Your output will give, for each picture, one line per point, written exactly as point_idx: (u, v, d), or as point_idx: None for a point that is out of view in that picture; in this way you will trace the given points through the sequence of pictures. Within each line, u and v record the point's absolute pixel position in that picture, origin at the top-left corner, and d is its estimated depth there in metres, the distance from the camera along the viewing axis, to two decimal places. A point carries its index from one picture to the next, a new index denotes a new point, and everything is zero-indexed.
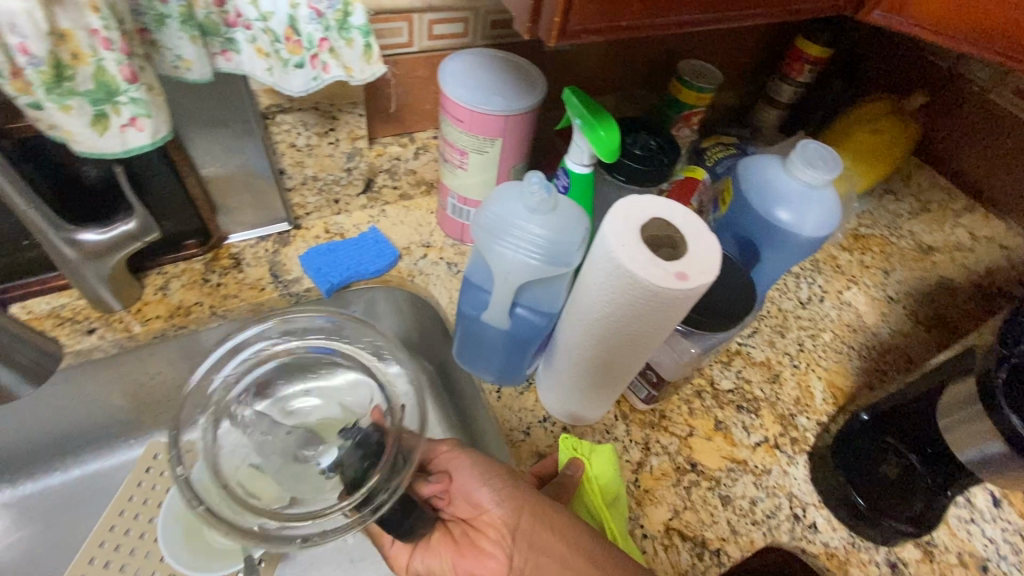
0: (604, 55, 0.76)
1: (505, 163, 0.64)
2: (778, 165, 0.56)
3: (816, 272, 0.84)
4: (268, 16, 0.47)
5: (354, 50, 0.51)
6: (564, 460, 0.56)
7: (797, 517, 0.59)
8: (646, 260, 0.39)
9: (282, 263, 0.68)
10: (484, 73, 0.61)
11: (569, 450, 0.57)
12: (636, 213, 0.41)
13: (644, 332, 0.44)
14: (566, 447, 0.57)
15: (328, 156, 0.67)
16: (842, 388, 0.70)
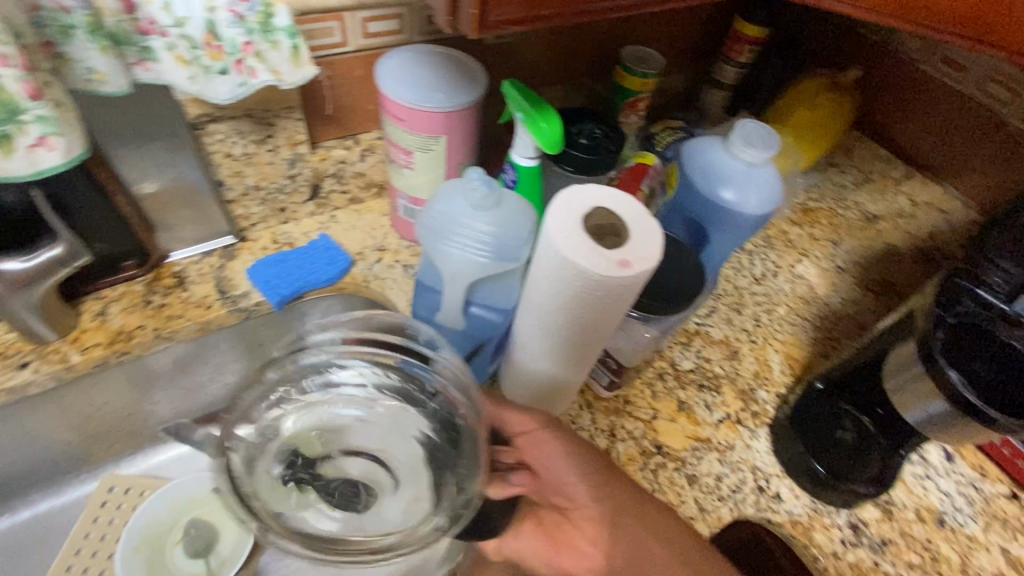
0: (547, 45, 0.76)
1: (452, 160, 0.63)
2: (719, 146, 0.57)
3: (769, 248, 0.86)
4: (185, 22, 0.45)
5: (282, 53, 0.49)
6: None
7: (761, 489, 0.60)
8: (590, 249, 0.39)
9: (228, 277, 0.66)
10: (423, 69, 0.59)
11: None
12: (578, 204, 0.41)
13: (594, 322, 0.44)
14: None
15: (268, 164, 0.65)
16: (798, 359, 0.72)
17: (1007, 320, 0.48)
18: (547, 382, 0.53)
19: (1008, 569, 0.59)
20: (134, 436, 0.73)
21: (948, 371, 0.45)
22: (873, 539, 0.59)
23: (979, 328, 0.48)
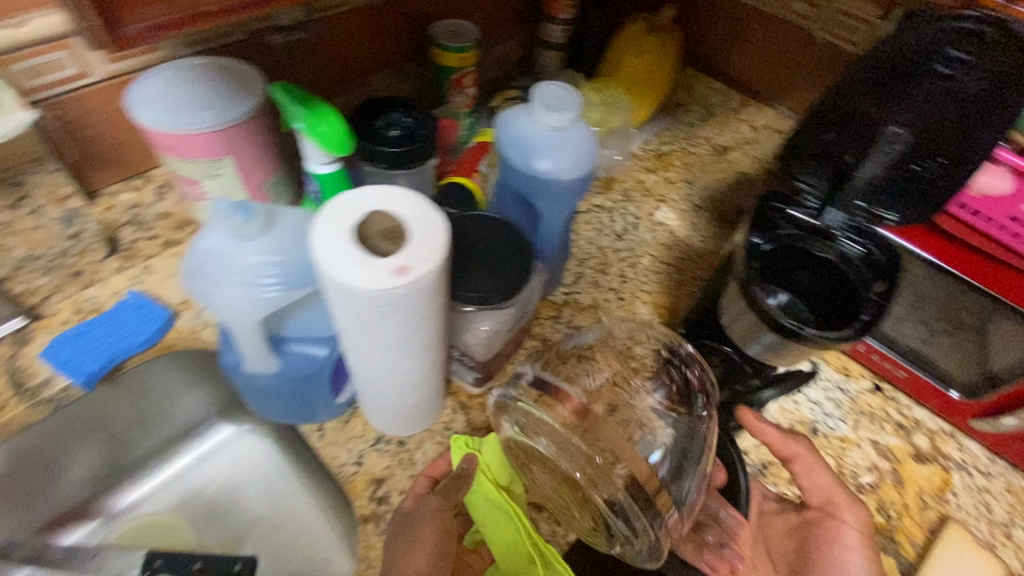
0: (348, 35, 0.70)
1: (252, 180, 0.55)
2: (524, 114, 0.54)
3: (627, 201, 0.86)
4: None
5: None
6: (457, 459, 0.55)
7: None
8: (361, 264, 0.34)
9: (23, 366, 0.57)
10: (182, 87, 0.51)
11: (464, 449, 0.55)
12: (347, 212, 0.37)
13: (405, 336, 0.40)
14: (460, 444, 0.55)
15: (36, 229, 0.58)
16: (667, 306, 0.73)
17: (817, 234, 0.49)
18: (393, 402, 0.49)
19: (878, 459, 0.62)
20: None
21: (759, 294, 0.45)
22: None
23: (790, 245, 0.49)
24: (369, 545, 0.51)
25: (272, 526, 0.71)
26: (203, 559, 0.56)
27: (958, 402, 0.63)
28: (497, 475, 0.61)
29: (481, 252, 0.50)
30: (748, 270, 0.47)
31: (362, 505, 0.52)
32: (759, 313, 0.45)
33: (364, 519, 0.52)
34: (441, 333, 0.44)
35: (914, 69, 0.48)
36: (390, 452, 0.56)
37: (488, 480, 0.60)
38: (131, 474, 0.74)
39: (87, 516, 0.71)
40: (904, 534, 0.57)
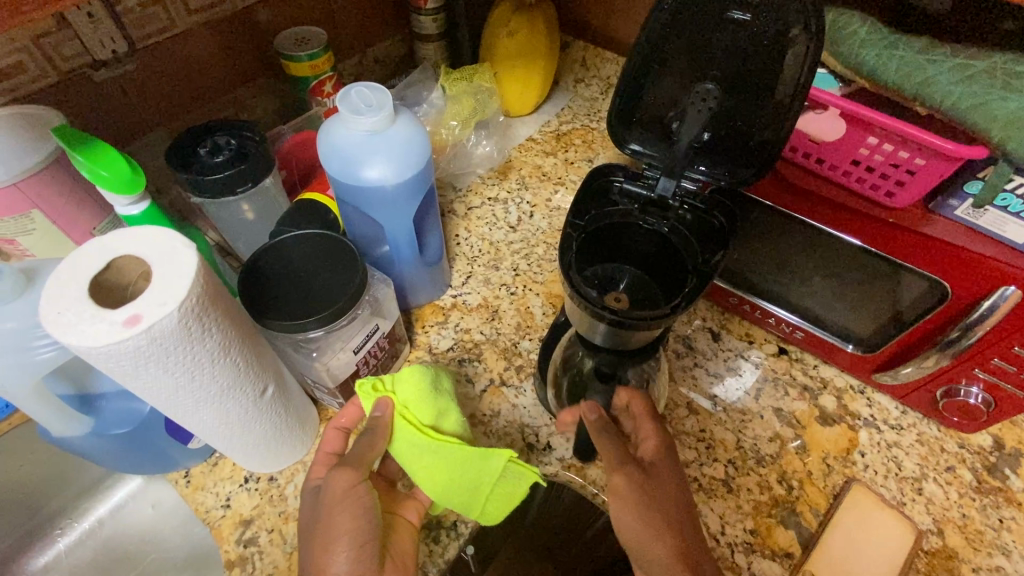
0: (187, 60, 0.67)
1: (75, 229, 0.53)
2: (338, 123, 0.50)
3: (523, 188, 0.82)
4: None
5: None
6: (369, 407, 0.50)
7: (530, 446, 0.57)
8: (89, 320, 0.31)
9: None
10: None
11: (372, 392, 0.50)
12: (85, 264, 0.34)
13: (186, 384, 0.37)
14: (366, 392, 0.50)
15: None
16: (561, 296, 0.70)
17: (648, 208, 0.46)
18: (227, 443, 0.46)
19: (782, 428, 0.59)
20: None
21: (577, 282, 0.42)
22: None
23: (622, 220, 0.46)
24: None
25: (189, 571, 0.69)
26: None
27: (860, 356, 0.59)
28: (421, 414, 0.50)
29: (297, 276, 0.47)
30: (569, 253, 0.43)
31: (227, 549, 0.50)
32: (577, 301, 0.42)
33: (229, 564, 0.49)
34: (245, 372, 0.41)
35: (709, 12, 0.39)
36: (259, 491, 0.53)
37: (408, 421, 0.49)
38: (43, 537, 0.71)
39: None
40: (807, 504, 0.55)
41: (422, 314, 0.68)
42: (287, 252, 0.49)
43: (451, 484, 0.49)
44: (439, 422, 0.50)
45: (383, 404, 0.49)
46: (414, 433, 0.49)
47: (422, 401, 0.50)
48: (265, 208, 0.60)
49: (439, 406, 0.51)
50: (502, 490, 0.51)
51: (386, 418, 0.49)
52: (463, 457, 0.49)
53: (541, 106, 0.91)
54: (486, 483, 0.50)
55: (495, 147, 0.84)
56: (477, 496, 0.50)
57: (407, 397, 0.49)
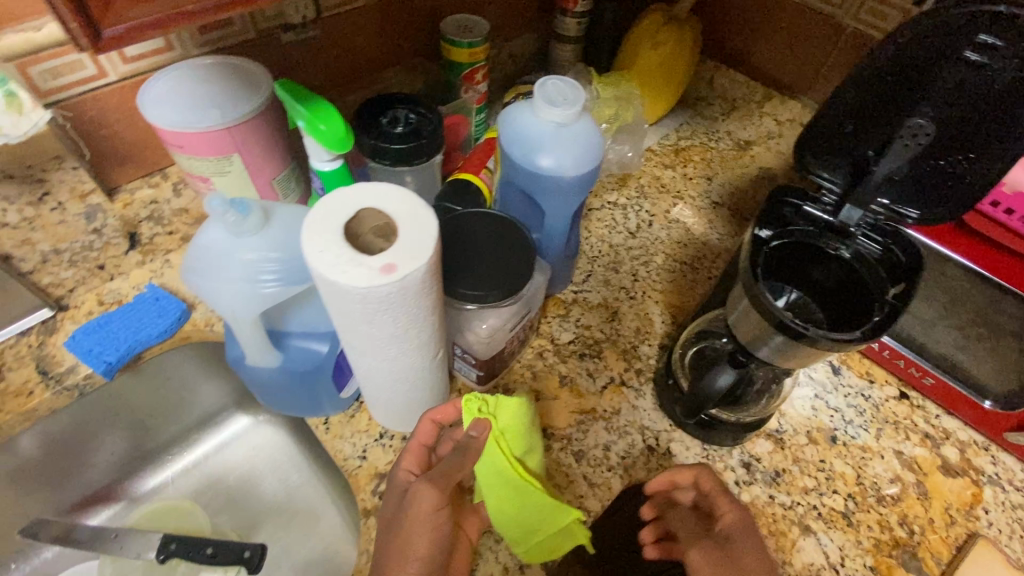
0: (358, 34, 0.70)
1: (260, 177, 0.57)
2: (527, 111, 0.53)
3: (642, 197, 0.83)
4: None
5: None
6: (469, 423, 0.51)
7: (650, 449, 0.58)
8: (348, 262, 0.34)
9: (50, 355, 0.60)
10: (193, 86, 0.53)
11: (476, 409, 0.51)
12: (338, 209, 0.36)
13: (396, 334, 0.40)
14: (471, 408, 0.51)
15: (59, 225, 0.59)
16: (680, 307, 0.71)
17: (831, 231, 0.47)
18: (389, 395, 0.49)
19: (902, 471, 0.59)
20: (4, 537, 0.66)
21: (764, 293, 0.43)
22: (767, 472, 0.58)
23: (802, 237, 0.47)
24: (370, 538, 0.51)
25: (285, 514, 0.72)
26: (215, 545, 0.59)
27: (995, 412, 0.58)
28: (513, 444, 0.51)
29: (473, 250, 0.50)
30: (753, 266, 0.44)
31: (364, 498, 0.53)
32: (761, 310, 0.42)
33: (365, 512, 0.52)
34: (436, 331, 0.44)
35: (942, 47, 0.40)
36: (394, 447, 0.56)
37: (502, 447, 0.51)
38: (155, 460, 0.76)
39: (114, 498, 0.73)
40: (928, 551, 0.54)
41: (546, 305, 0.69)
42: (465, 225, 0.51)
43: (512, 516, 0.50)
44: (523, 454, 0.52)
45: (482, 425, 0.50)
46: (503, 459, 0.50)
47: (518, 433, 0.51)
48: (422, 182, 0.63)
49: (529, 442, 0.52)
50: (551, 542, 0.50)
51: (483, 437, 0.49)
52: (536, 499, 0.50)
53: (665, 119, 0.92)
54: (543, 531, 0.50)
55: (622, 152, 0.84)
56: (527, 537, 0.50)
57: (508, 426, 0.51)
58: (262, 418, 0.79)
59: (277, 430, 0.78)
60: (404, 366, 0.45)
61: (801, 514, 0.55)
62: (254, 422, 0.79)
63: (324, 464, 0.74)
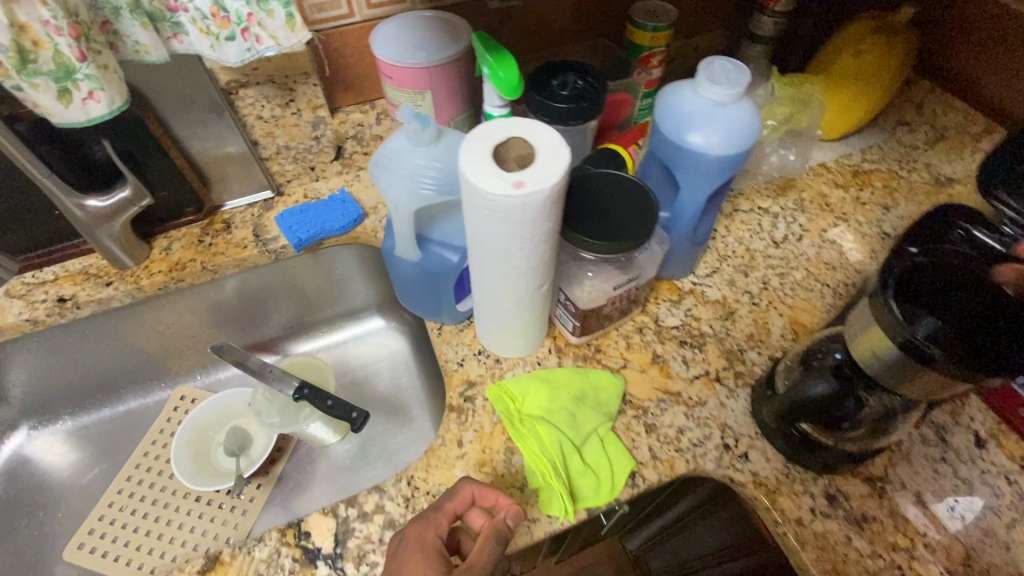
0: (552, 8, 0.77)
1: (442, 116, 0.68)
2: (688, 88, 0.55)
3: (799, 211, 0.78)
4: (64, 62, 0.49)
5: (105, 82, 0.52)
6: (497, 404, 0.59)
7: (726, 447, 0.56)
8: (489, 175, 0.41)
9: (264, 224, 0.77)
10: (411, 31, 0.65)
11: (501, 391, 0.59)
12: (493, 134, 0.44)
13: (513, 250, 0.46)
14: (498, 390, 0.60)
15: (294, 126, 0.75)
16: (807, 327, 0.66)
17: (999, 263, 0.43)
18: (496, 314, 0.56)
19: None
20: (198, 353, 0.86)
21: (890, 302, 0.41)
22: (851, 513, 0.53)
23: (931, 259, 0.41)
24: (448, 429, 0.58)
25: (389, 405, 0.85)
26: (335, 399, 0.71)
27: None
28: (530, 408, 0.58)
29: (600, 203, 0.54)
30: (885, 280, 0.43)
31: (452, 396, 0.61)
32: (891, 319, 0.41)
33: (449, 408, 0.60)
34: (546, 262, 0.49)
35: None
36: (486, 365, 0.63)
37: (518, 410, 0.58)
38: (307, 334, 0.93)
39: (272, 352, 0.91)
40: None
41: (659, 288, 0.69)
42: (599, 182, 0.55)
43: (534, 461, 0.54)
44: (573, 422, 0.56)
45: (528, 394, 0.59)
46: (521, 416, 0.57)
47: (539, 402, 0.58)
48: (574, 145, 0.68)
49: (550, 409, 0.57)
50: (562, 488, 0.52)
51: (508, 404, 0.58)
52: (545, 449, 0.55)
53: (850, 137, 0.85)
54: (556, 476, 0.53)
55: (788, 157, 0.80)
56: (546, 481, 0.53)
57: (527, 395, 0.59)
58: (391, 325, 0.93)
59: (401, 338, 0.92)
60: (512, 288, 0.52)
61: (878, 567, 0.51)
62: (385, 326, 0.93)
63: (429, 375, 0.86)
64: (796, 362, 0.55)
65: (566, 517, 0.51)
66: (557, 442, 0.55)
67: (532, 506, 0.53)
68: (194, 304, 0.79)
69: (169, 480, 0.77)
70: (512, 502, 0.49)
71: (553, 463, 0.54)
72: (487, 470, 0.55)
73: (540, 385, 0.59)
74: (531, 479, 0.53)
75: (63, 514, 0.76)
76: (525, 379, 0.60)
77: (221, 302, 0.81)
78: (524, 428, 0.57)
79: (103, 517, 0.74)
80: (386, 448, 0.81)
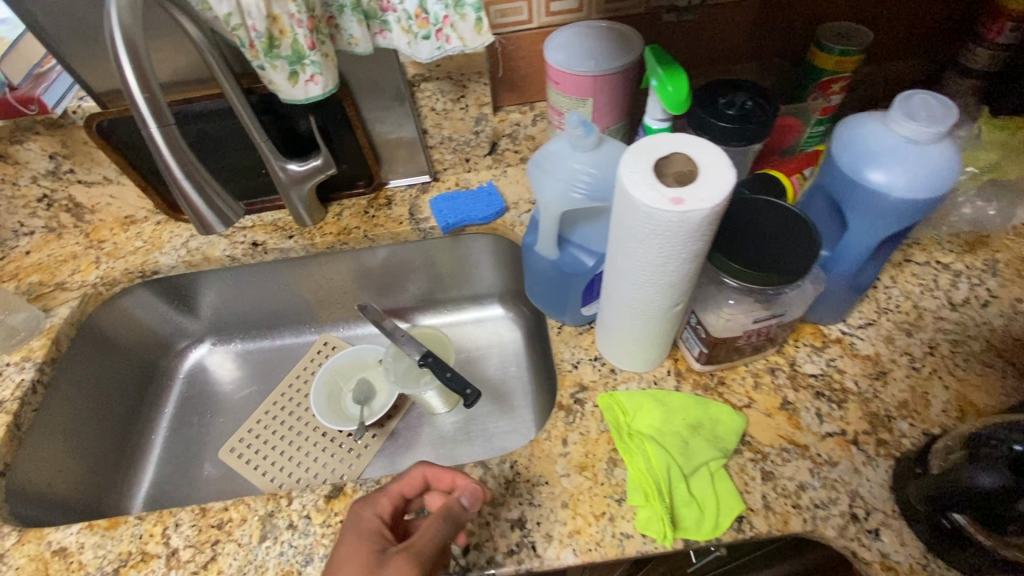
0: (729, 24, 0.75)
1: (598, 123, 0.69)
2: (877, 121, 0.51)
3: (989, 273, 0.67)
4: (299, 49, 0.59)
5: (325, 69, 0.61)
6: (606, 415, 0.59)
7: (854, 517, 0.51)
8: (648, 188, 0.42)
9: (419, 206, 0.86)
10: (584, 40, 0.67)
11: (611, 405, 0.60)
12: (655, 147, 0.44)
13: (657, 265, 0.46)
14: (609, 403, 0.60)
15: (460, 120, 0.81)
16: (976, 407, 0.57)
17: None
18: (623, 325, 0.57)
19: None
20: (344, 309, 0.97)
21: None
22: None
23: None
24: (555, 425, 0.60)
25: (498, 391, 0.89)
26: (453, 372, 0.76)
27: None
28: (639, 426, 0.57)
29: (753, 231, 0.51)
30: None
31: (563, 395, 0.62)
32: None
33: (559, 406, 0.61)
34: (688, 280, 0.49)
35: None
36: (601, 372, 0.64)
37: (626, 427, 0.58)
38: (433, 310, 1.00)
39: (402, 320, 1.00)
40: None
41: (801, 330, 0.64)
42: (755, 210, 0.53)
43: (639, 481, 0.54)
44: (685, 448, 0.54)
45: (634, 413, 0.58)
46: (628, 435, 0.57)
47: (647, 421, 0.57)
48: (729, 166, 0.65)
49: (659, 431, 0.56)
50: (666, 514, 0.51)
51: (618, 418, 0.58)
52: (651, 471, 0.54)
53: None
54: (660, 500, 0.52)
55: (985, 211, 0.70)
56: (648, 504, 0.52)
57: (636, 413, 0.58)
58: (510, 316, 0.97)
59: (517, 330, 0.95)
60: (647, 302, 0.52)
61: None
62: (504, 315, 0.98)
63: (538, 371, 0.88)
64: (955, 444, 0.48)
65: (665, 542, 0.50)
66: (665, 469, 0.54)
67: (628, 520, 0.53)
68: (348, 265, 0.89)
69: (305, 413, 0.89)
70: (468, 482, 0.52)
71: (659, 488, 0.53)
72: (587, 475, 0.56)
73: (655, 404, 0.58)
74: (631, 495, 0.53)
75: (221, 419, 0.90)
76: (639, 398, 0.59)
77: (370, 267, 0.90)
78: (630, 446, 0.56)
79: (252, 430, 0.88)
80: (490, 432, 0.85)
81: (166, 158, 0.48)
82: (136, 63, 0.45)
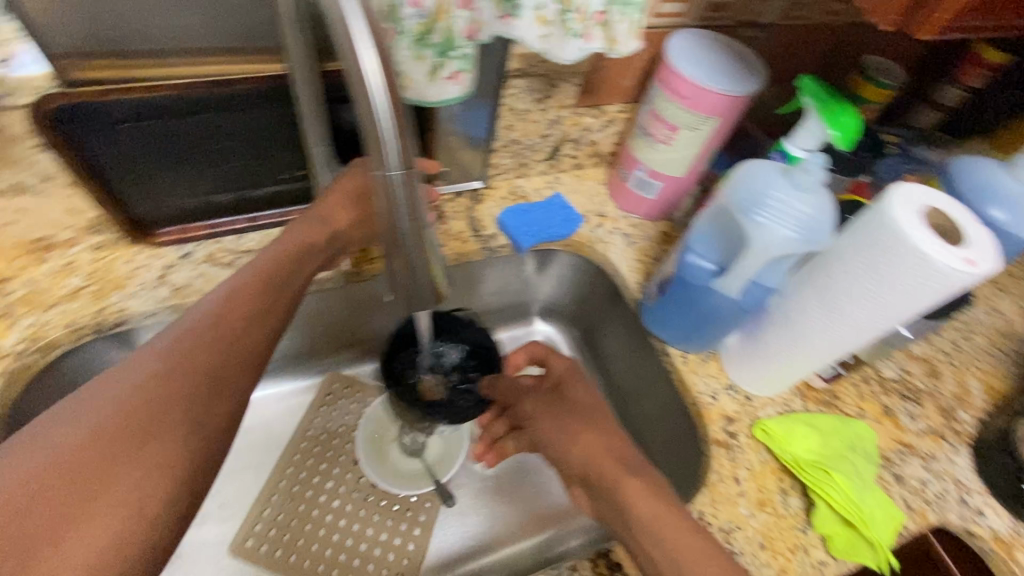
0: (792, 46, 0.76)
1: (712, 141, 0.67)
2: (998, 167, 0.59)
3: None
4: (453, 37, 0.46)
5: (472, 66, 0.49)
6: (768, 444, 0.60)
7: (964, 501, 0.62)
8: (937, 247, 0.43)
9: (478, 218, 0.74)
10: (708, 54, 0.63)
11: (771, 432, 0.61)
12: (914, 200, 0.45)
13: (900, 315, 0.48)
14: (768, 432, 0.61)
15: (534, 122, 0.71)
16: (999, 391, 0.72)
17: None
18: (796, 362, 0.58)
19: None
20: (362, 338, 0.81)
21: None
22: None
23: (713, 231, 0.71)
24: (721, 463, 0.59)
25: None
26: None
27: None
28: (802, 448, 0.59)
29: None
30: None
31: (716, 430, 0.61)
32: None
33: (717, 442, 0.61)
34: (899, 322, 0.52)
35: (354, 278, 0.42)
36: (738, 400, 0.64)
37: (791, 448, 0.59)
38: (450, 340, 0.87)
39: None
40: None
41: None
42: None
43: (829, 500, 0.56)
44: (855, 468, 0.58)
45: (793, 435, 0.60)
46: (798, 458, 0.59)
47: (807, 442, 0.60)
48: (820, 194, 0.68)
49: (820, 450, 0.59)
50: (866, 526, 0.54)
51: (781, 444, 0.60)
52: (836, 486, 0.56)
53: None
54: (858, 513, 0.54)
55: None
56: (846, 520, 0.55)
57: (796, 436, 0.60)
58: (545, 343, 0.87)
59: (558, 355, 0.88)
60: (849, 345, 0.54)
61: None
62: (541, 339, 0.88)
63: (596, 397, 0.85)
64: None
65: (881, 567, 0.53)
66: (847, 482, 0.56)
67: (819, 548, 0.55)
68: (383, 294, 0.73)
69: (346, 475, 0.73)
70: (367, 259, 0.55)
71: (851, 503, 0.55)
72: (769, 511, 0.57)
73: (807, 428, 0.61)
74: (822, 525, 0.55)
75: (218, 504, 0.70)
76: (792, 422, 0.61)
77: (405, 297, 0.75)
78: (804, 467, 0.58)
79: (266, 511, 0.70)
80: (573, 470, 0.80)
81: (397, 210, 0.34)
82: (393, 77, 0.30)
